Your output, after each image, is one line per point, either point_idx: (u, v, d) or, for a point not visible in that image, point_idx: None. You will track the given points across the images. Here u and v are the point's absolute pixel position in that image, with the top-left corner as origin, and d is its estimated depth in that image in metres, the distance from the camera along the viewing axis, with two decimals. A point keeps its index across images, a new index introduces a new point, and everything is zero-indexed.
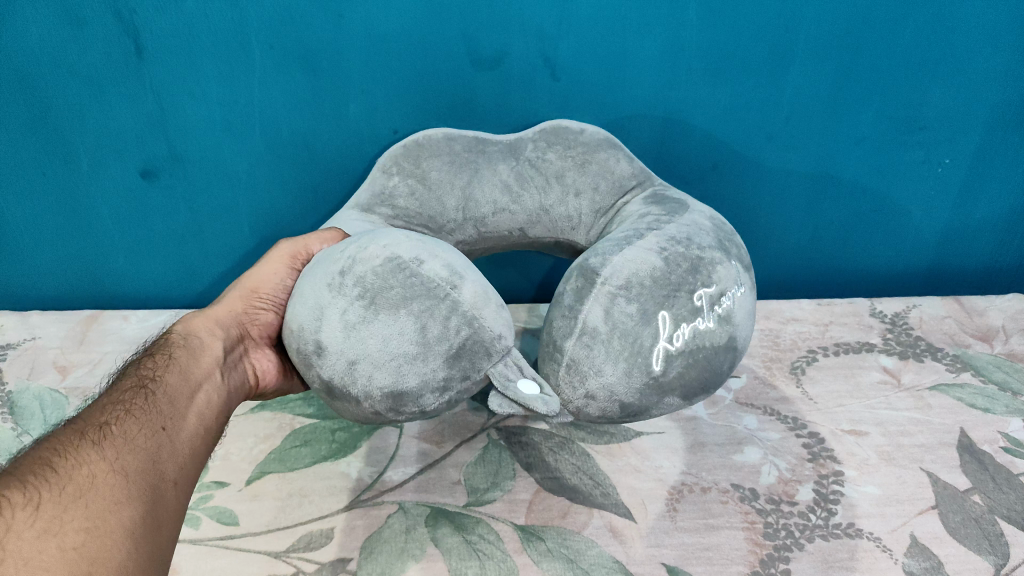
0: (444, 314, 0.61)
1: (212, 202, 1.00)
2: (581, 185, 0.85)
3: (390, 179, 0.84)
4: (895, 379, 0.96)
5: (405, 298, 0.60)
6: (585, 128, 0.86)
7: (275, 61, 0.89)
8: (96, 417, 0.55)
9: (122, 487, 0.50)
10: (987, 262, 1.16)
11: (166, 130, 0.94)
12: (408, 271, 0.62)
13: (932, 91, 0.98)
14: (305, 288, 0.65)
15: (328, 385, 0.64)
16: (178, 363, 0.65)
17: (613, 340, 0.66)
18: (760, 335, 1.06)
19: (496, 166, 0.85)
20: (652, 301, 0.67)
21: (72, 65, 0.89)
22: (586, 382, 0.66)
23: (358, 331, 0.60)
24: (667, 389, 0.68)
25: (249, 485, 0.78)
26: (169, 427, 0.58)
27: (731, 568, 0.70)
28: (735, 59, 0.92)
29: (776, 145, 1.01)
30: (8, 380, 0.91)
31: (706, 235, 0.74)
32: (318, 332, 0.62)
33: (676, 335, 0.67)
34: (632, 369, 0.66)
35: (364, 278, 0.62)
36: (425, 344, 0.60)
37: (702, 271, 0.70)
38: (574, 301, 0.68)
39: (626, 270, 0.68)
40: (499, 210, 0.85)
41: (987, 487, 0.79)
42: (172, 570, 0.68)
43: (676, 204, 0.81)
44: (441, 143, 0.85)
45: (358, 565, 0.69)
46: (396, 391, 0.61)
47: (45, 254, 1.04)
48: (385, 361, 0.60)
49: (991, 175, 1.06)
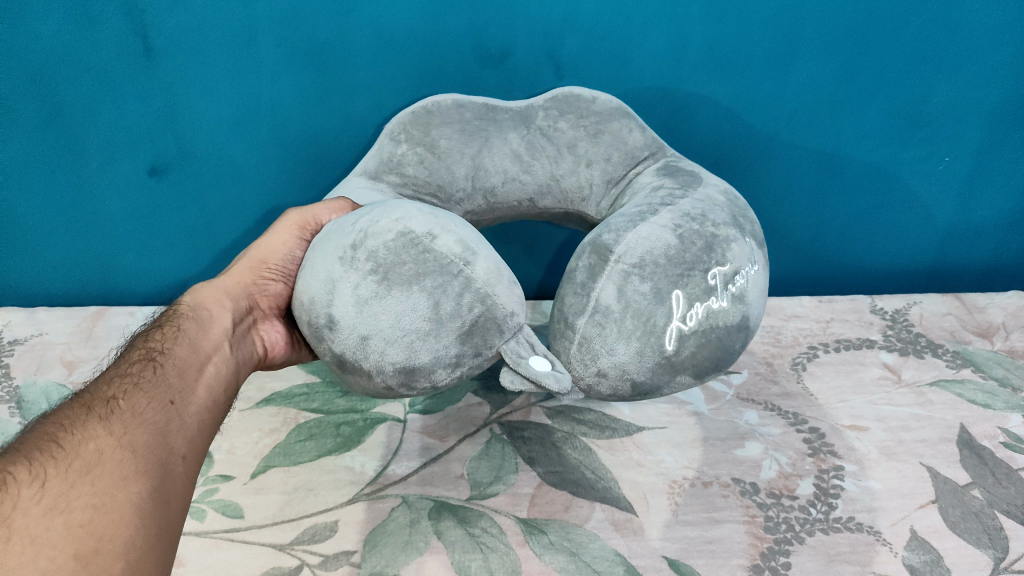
0: (457, 292, 0.61)
1: (219, 199, 1.01)
2: (593, 155, 0.86)
3: (398, 146, 0.84)
4: (895, 375, 0.96)
5: (418, 275, 0.61)
6: (597, 97, 0.86)
7: (284, 59, 0.90)
8: (105, 389, 0.56)
9: (130, 463, 0.50)
10: (986, 260, 1.16)
11: (175, 128, 0.95)
12: (421, 246, 0.62)
13: (935, 88, 0.99)
14: (314, 262, 0.66)
15: (341, 357, 0.64)
16: (188, 334, 0.65)
17: (626, 319, 0.66)
18: (761, 331, 1.06)
19: (507, 135, 0.85)
20: (665, 280, 0.68)
21: (82, 62, 0.90)
22: (599, 361, 0.66)
23: (371, 308, 0.61)
24: (680, 368, 0.69)
25: (255, 478, 0.79)
26: (177, 400, 0.59)
27: (732, 561, 0.70)
28: (738, 55, 0.93)
29: (777, 144, 1.01)
30: (16, 375, 0.92)
31: (719, 211, 0.75)
32: (330, 305, 0.63)
33: (690, 315, 0.68)
34: (646, 347, 0.67)
35: (375, 253, 0.62)
36: (438, 321, 0.61)
37: (716, 250, 0.71)
38: (587, 279, 0.68)
39: (640, 247, 0.69)
40: (509, 180, 0.86)
41: (987, 481, 0.80)
42: (179, 562, 0.69)
43: (689, 175, 0.82)
44: (451, 110, 0.85)
45: (362, 557, 0.70)
46: (410, 367, 0.62)
47: (54, 250, 1.05)
48: (397, 338, 0.61)
49: (991, 174, 1.07)
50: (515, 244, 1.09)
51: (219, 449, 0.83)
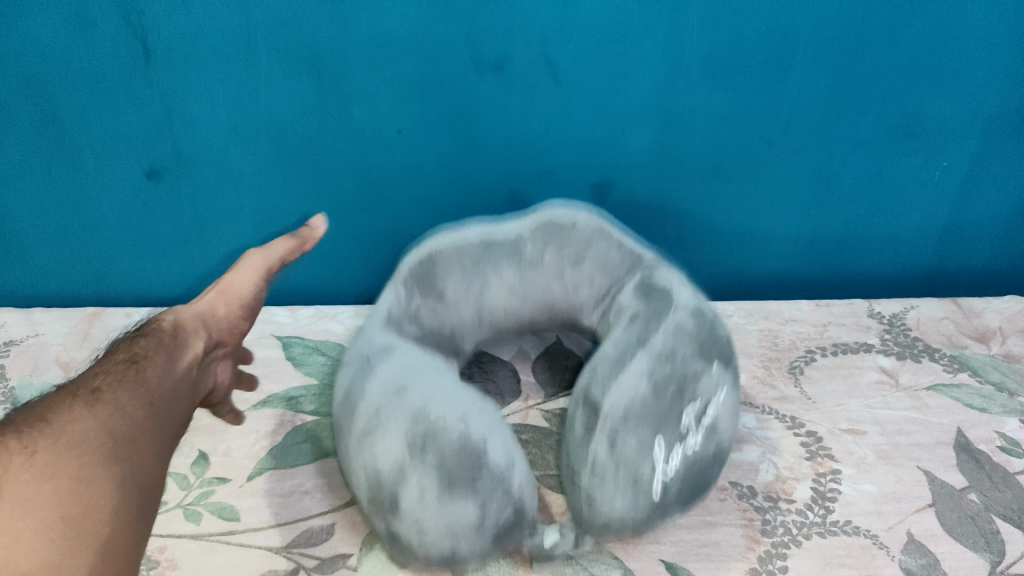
0: (502, 494, 0.63)
1: (216, 203, 1.01)
2: (579, 279, 0.80)
3: (411, 298, 0.78)
4: (892, 379, 0.96)
5: (476, 482, 0.62)
6: (579, 219, 0.81)
7: (281, 63, 0.90)
8: (90, 383, 0.61)
9: (110, 441, 0.56)
10: (984, 265, 1.17)
11: (172, 132, 0.95)
12: (483, 449, 0.64)
13: (932, 99, 0.99)
14: (378, 431, 0.65)
15: (390, 531, 0.65)
16: (169, 349, 0.70)
17: (617, 471, 0.67)
18: (759, 335, 1.06)
19: (498, 267, 0.79)
20: (648, 433, 0.67)
21: (77, 66, 0.90)
22: (598, 508, 0.68)
23: (437, 509, 0.61)
24: (668, 504, 0.69)
25: (252, 481, 0.79)
26: (156, 399, 0.63)
27: (730, 565, 0.70)
28: (734, 62, 0.93)
29: (775, 149, 1.02)
30: (11, 376, 0.92)
31: (688, 340, 0.73)
32: (394, 490, 0.63)
33: (671, 466, 0.68)
34: (639, 493, 0.67)
35: (442, 455, 0.62)
36: (481, 525, 0.62)
37: (688, 393, 0.70)
38: (584, 434, 0.70)
39: (624, 400, 0.68)
40: (506, 302, 0.80)
41: (984, 485, 0.80)
42: (174, 565, 0.69)
43: (663, 297, 0.77)
44: (443, 254, 0.79)
45: (358, 561, 0.70)
46: (451, 556, 0.63)
47: (50, 252, 1.05)
48: (447, 533, 0.62)
49: (988, 182, 1.07)
50: None
51: (216, 450, 0.83)
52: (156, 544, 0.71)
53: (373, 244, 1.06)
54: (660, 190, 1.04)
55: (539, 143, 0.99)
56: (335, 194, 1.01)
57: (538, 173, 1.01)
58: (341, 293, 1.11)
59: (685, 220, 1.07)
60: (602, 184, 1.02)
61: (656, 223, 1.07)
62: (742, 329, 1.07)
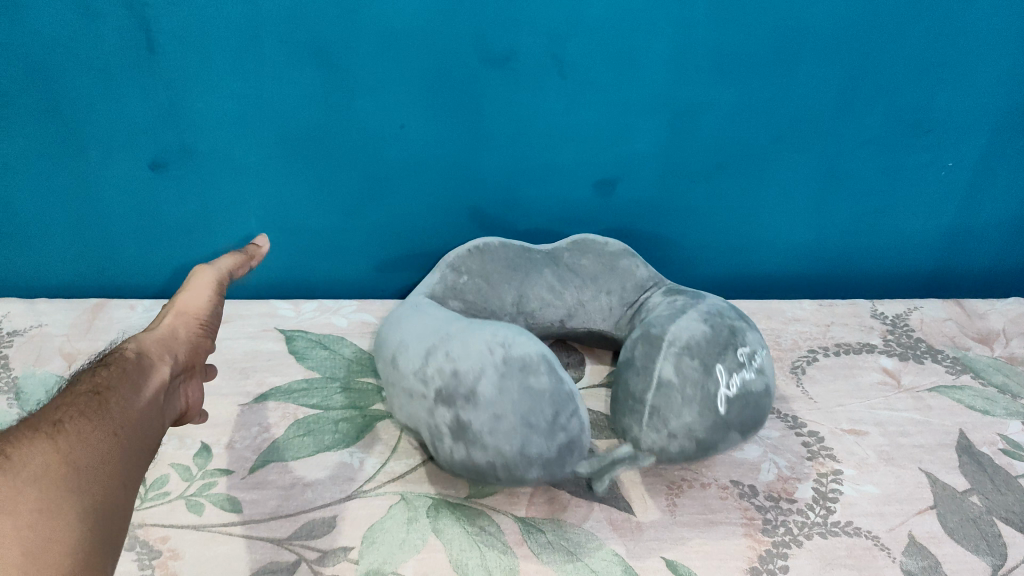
0: (568, 433, 0.72)
1: (219, 194, 1.01)
2: (611, 285, 0.94)
3: (459, 276, 0.92)
4: (895, 380, 0.96)
5: (553, 415, 0.72)
6: (610, 240, 0.96)
7: (285, 54, 0.90)
8: (49, 415, 0.53)
9: (75, 478, 0.48)
10: (987, 267, 1.16)
11: (176, 122, 0.95)
12: (552, 363, 0.74)
13: (939, 94, 0.98)
14: (448, 344, 0.76)
15: (457, 423, 0.72)
16: (133, 376, 0.61)
17: (686, 388, 0.75)
18: (761, 334, 1.05)
19: (543, 270, 0.94)
20: (709, 357, 0.77)
21: (82, 57, 0.90)
22: (668, 424, 0.75)
23: (513, 401, 0.71)
24: (730, 422, 0.76)
25: (254, 473, 0.79)
26: (123, 431, 0.55)
27: (731, 563, 0.71)
28: (740, 59, 0.93)
29: (781, 146, 1.01)
30: (14, 366, 0.92)
31: (730, 310, 0.84)
32: (474, 381, 0.72)
33: (732, 382, 0.77)
34: (705, 407, 0.75)
35: (532, 390, 0.72)
36: (547, 448, 0.71)
37: (738, 335, 0.80)
38: (645, 363, 0.78)
39: (684, 334, 0.79)
40: (545, 305, 0.93)
41: (985, 488, 0.80)
42: (175, 557, 0.69)
43: (694, 294, 0.89)
44: (497, 248, 0.94)
45: (359, 554, 0.70)
46: (521, 455, 0.70)
47: (53, 242, 1.05)
48: (514, 444, 0.70)
49: (994, 180, 1.07)
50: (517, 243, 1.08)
51: (218, 442, 0.82)
52: (157, 534, 0.71)
53: (377, 237, 1.06)
54: (665, 187, 1.03)
55: (544, 139, 0.98)
56: (340, 186, 1.01)
57: (542, 168, 1.01)
58: (343, 286, 1.11)
59: (689, 217, 1.07)
60: (607, 180, 1.02)
61: (660, 220, 1.07)
62: None
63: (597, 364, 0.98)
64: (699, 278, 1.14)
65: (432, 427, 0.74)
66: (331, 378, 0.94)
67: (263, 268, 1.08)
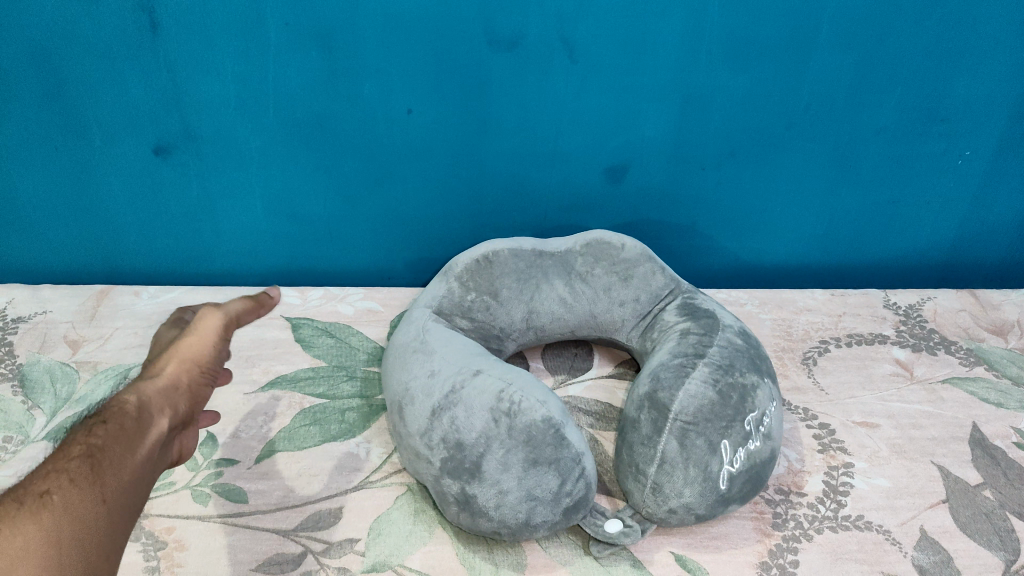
0: (576, 473, 0.71)
1: (224, 180, 1.00)
2: (624, 296, 0.93)
3: (467, 293, 0.91)
4: (907, 372, 0.95)
5: (557, 455, 0.71)
6: (626, 243, 0.94)
7: (291, 38, 0.89)
8: (37, 483, 0.50)
9: (55, 560, 0.46)
10: (1002, 257, 1.15)
11: (180, 107, 0.94)
12: (561, 432, 0.72)
13: (957, 81, 0.97)
14: (455, 407, 0.74)
15: (463, 495, 0.70)
16: (131, 436, 0.56)
17: (689, 467, 0.72)
18: (772, 324, 1.03)
19: (554, 282, 0.93)
20: (714, 432, 0.74)
21: (85, 39, 0.88)
22: (669, 500, 0.72)
23: (519, 478, 0.70)
24: (730, 499, 0.72)
25: (260, 463, 0.78)
26: (112, 498, 0.51)
27: (739, 557, 0.71)
28: (754, 46, 0.92)
29: (794, 133, 1.00)
30: (19, 355, 0.92)
31: (743, 358, 0.81)
32: (478, 459, 0.71)
33: (735, 458, 0.73)
34: (707, 485, 0.72)
35: (530, 432, 0.71)
36: (557, 493, 0.70)
37: (748, 400, 0.77)
38: (651, 432, 0.75)
39: (692, 405, 0.75)
40: (556, 318, 0.93)
41: (999, 482, 0.79)
42: (181, 546, 0.69)
43: (708, 316, 0.87)
44: (508, 260, 0.92)
45: (366, 546, 0.70)
46: (525, 524, 0.70)
47: (56, 228, 1.04)
48: (522, 496, 0.70)
49: (1012, 170, 1.05)
50: (525, 231, 1.07)
51: (224, 432, 0.82)
52: (163, 525, 0.71)
53: (383, 224, 1.04)
54: (675, 174, 1.02)
55: (553, 125, 0.97)
56: (346, 172, 1.00)
57: (551, 154, 0.99)
58: (348, 272, 1.10)
59: (699, 205, 1.05)
60: (616, 167, 1.01)
61: (670, 207, 1.05)
62: (755, 318, 1.04)
63: (605, 355, 0.97)
64: (708, 266, 1.13)
65: (434, 487, 0.72)
66: (337, 367, 0.93)
67: (268, 253, 1.07)
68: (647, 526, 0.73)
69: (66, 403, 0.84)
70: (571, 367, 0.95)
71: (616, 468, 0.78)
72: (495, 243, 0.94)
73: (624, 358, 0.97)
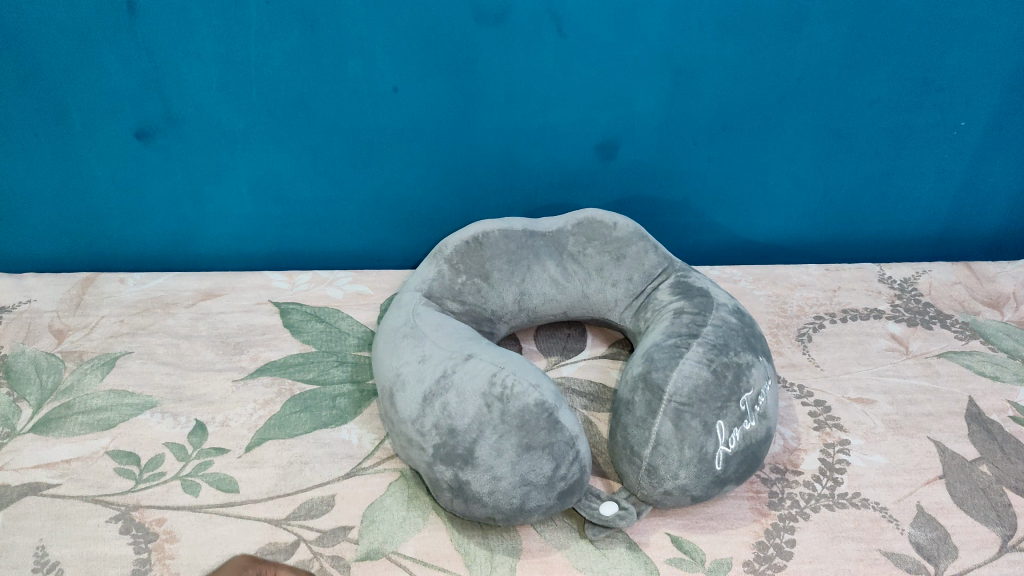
0: (570, 457, 0.70)
1: (208, 163, 0.98)
2: (617, 275, 0.92)
3: (458, 275, 0.89)
4: (902, 347, 0.94)
5: (550, 440, 0.70)
6: (618, 222, 0.93)
7: (272, 17, 0.86)
8: None
9: None
10: (997, 228, 1.14)
11: (160, 88, 0.91)
12: (555, 415, 0.71)
13: (952, 50, 0.95)
14: (447, 393, 0.73)
15: (456, 481, 0.70)
16: None
17: (684, 449, 0.72)
18: (767, 300, 1.02)
19: (545, 262, 0.92)
20: (710, 412, 0.73)
21: (58, 21, 0.86)
22: (664, 482, 0.71)
23: (512, 463, 0.69)
24: (726, 480, 0.72)
25: (250, 452, 0.77)
26: None
27: (735, 537, 0.70)
28: (746, 17, 0.90)
29: (787, 106, 0.98)
30: (4, 346, 0.90)
31: (737, 338, 0.80)
32: (471, 444, 0.70)
33: (731, 439, 0.72)
34: (702, 466, 0.71)
35: (523, 416, 0.70)
36: (551, 479, 0.69)
37: (743, 379, 0.76)
38: (645, 414, 0.74)
39: (686, 385, 0.74)
40: (548, 299, 0.92)
41: (996, 457, 0.79)
42: (173, 536, 0.68)
43: (702, 295, 0.86)
44: (498, 241, 0.91)
45: (360, 533, 0.69)
46: (520, 509, 0.69)
47: (39, 217, 1.02)
48: (517, 482, 0.69)
49: (1006, 140, 1.03)
50: (516, 211, 1.05)
51: (214, 420, 0.81)
52: (154, 516, 0.70)
53: (372, 205, 1.03)
54: (667, 149, 1.00)
55: (542, 103, 0.95)
56: (332, 153, 0.98)
57: (540, 131, 0.98)
58: (337, 255, 1.08)
59: (691, 181, 1.04)
60: (607, 143, 0.99)
61: (663, 182, 1.04)
62: (750, 295, 1.03)
63: (598, 335, 0.96)
64: (702, 243, 1.11)
65: (428, 473, 0.72)
66: (328, 353, 0.92)
67: (255, 236, 1.06)
68: (642, 508, 0.72)
69: (52, 395, 0.83)
70: (563, 349, 0.94)
71: (611, 451, 0.77)
72: (485, 224, 0.93)
73: (617, 338, 0.96)
